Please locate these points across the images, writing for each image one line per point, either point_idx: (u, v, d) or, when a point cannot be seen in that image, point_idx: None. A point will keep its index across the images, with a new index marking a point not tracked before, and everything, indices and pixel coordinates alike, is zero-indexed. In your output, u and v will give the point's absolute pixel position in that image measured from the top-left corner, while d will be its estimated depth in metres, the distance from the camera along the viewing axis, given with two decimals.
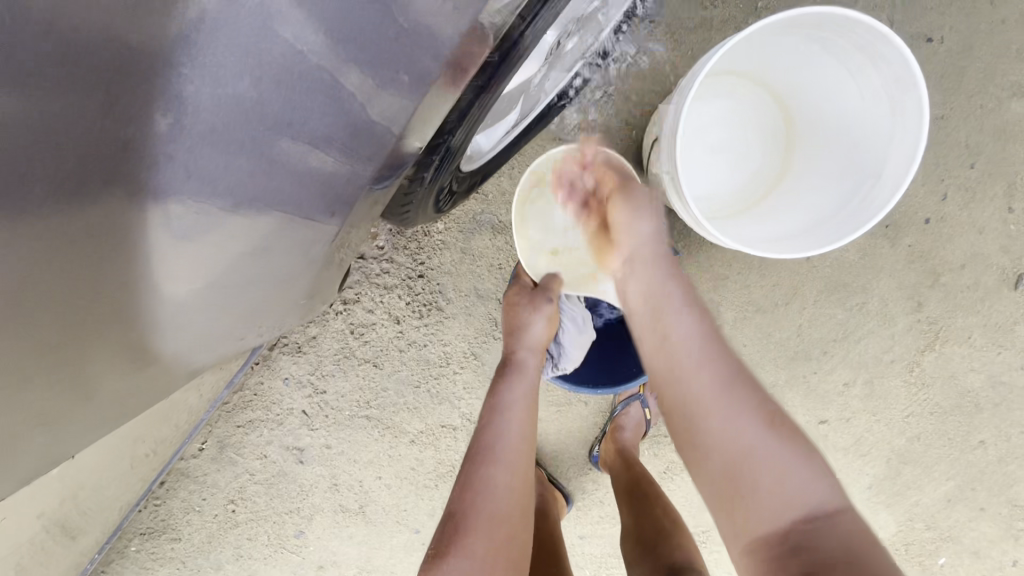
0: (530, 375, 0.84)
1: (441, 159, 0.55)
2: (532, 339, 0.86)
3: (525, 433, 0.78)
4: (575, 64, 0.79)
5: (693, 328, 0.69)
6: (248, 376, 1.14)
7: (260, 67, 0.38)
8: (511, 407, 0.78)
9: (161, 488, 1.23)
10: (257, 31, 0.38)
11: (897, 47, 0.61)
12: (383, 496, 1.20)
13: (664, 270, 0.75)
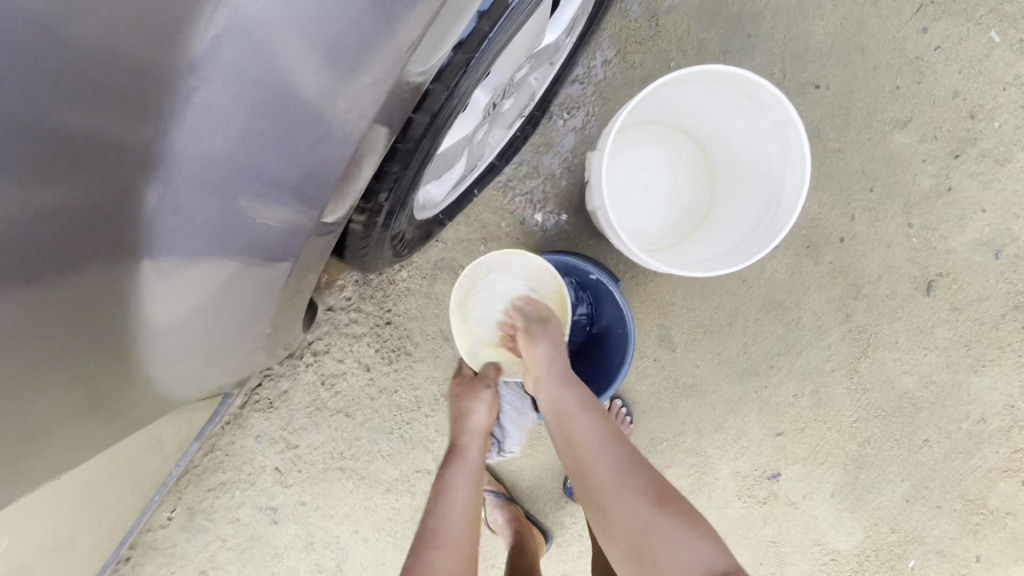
0: (473, 460, 0.80)
1: (391, 208, 0.63)
2: (478, 422, 0.85)
3: (471, 514, 0.73)
4: (513, 123, 0.90)
5: (597, 427, 0.74)
6: (219, 436, 1.14)
7: (234, 125, 0.40)
8: (456, 488, 0.74)
9: (127, 565, 1.18)
10: (233, 91, 0.39)
11: (773, 94, 0.73)
12: (361, 550, 1.18)
13: (573, 388, 0.78)
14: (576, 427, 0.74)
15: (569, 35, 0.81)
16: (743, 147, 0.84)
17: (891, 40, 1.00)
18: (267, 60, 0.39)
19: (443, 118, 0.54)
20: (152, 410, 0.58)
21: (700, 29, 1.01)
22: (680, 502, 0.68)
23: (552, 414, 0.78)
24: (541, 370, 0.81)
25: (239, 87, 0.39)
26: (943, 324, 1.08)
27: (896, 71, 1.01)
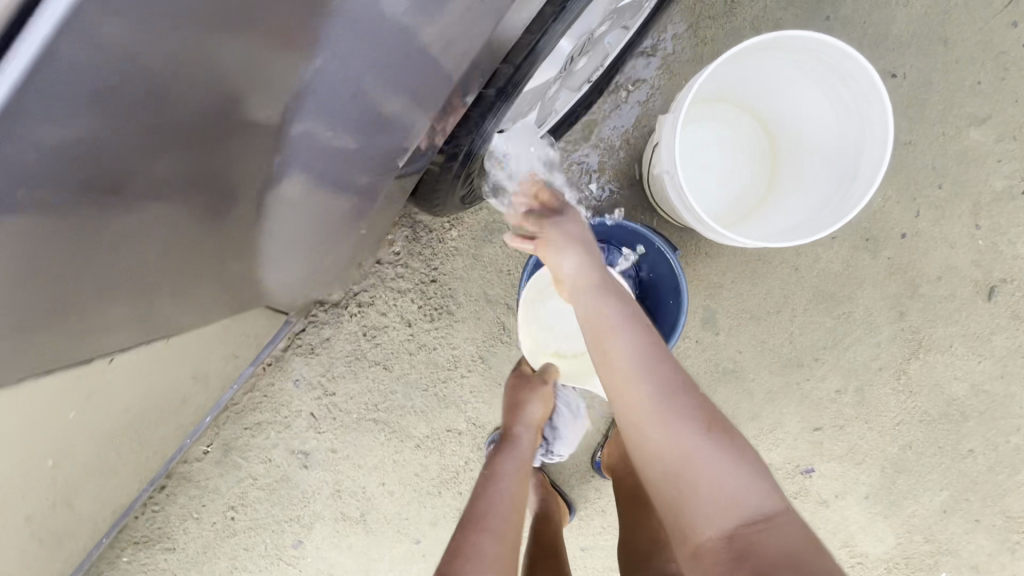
0: (523, 451, 0.89)
1: (470, 149, 0.65)
2: (530, 415, 0.94)
3: (516, 500, 0.78)
4: (582, 86, 0.90)
5: (632, 340, 0.68)
6: (259, 376, 1.17)
7: (368, 69, 0.48)
8: (506, 475, 0.82)
9: (162, 493, 1.22)
10: (369, 40, 0.46)
11: (863, 64, 0.71)
12: (386, 503, 1.20)
13: (607, 296, 0.72)
14: (611, 354, 0.68)
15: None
16: (818, 125, 0.83)
17: (976, 32, 0.97)
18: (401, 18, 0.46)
19: (535, 56, 0.57)
20: (220, 279, 0.63)
21: (776, 8, 0.99)
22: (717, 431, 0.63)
23: (586, 331, 0.72)
24: (579, 272, 0.75)
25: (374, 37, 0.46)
26: (1001, 332, 1.04)
27: (979, 65, 0.97)
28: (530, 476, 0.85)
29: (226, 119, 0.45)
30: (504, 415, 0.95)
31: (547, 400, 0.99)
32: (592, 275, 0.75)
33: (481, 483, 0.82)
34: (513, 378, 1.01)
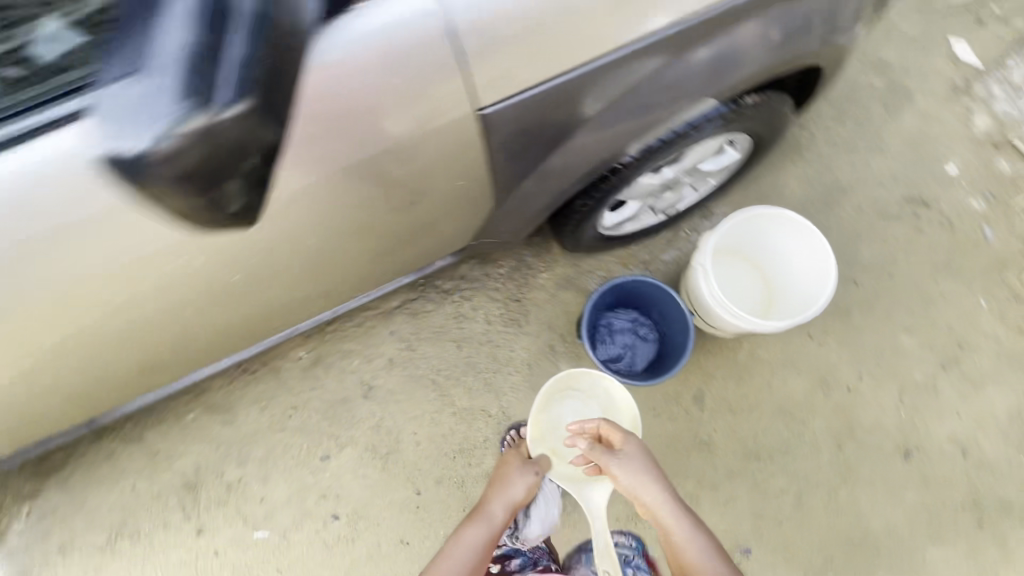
0: (495, 523, 1.09)
1: (595, 190, 1.17)
2: (510, 497, 1.13)
3: (475, 563, 1.02)
4: (662, 213, 1.44)
5: (687, 528, 0.94)
6: (368, 318, 1.58)
7: (632, 114, 0.97)
8: (473, 543, 1.05)
9: (249, 375, 1.55)
10: (644, 105, 0.97)
11: (819, 236, 1.23)
12: (409, 450, 1.49)
13: (660, 490, 0.98)
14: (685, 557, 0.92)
15: (716, 177, 1.39)
16: (794, 270, 1.33)
17: (915, 277, 1.49)
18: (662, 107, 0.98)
19: (651, 155, 1.11)
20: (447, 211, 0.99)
21: None
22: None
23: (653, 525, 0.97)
24: (633, 481, 1.00)
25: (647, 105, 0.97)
26: (913, 488, 1.36)
27: (914, 297, 1.47)
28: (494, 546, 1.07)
29: (591, 100, 0.91)
30: (486, 488, 1.15)
31: (530, 485, 1.17)
32: (659, 505, 0.97)
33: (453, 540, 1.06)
34: (507, 458, 1.23)
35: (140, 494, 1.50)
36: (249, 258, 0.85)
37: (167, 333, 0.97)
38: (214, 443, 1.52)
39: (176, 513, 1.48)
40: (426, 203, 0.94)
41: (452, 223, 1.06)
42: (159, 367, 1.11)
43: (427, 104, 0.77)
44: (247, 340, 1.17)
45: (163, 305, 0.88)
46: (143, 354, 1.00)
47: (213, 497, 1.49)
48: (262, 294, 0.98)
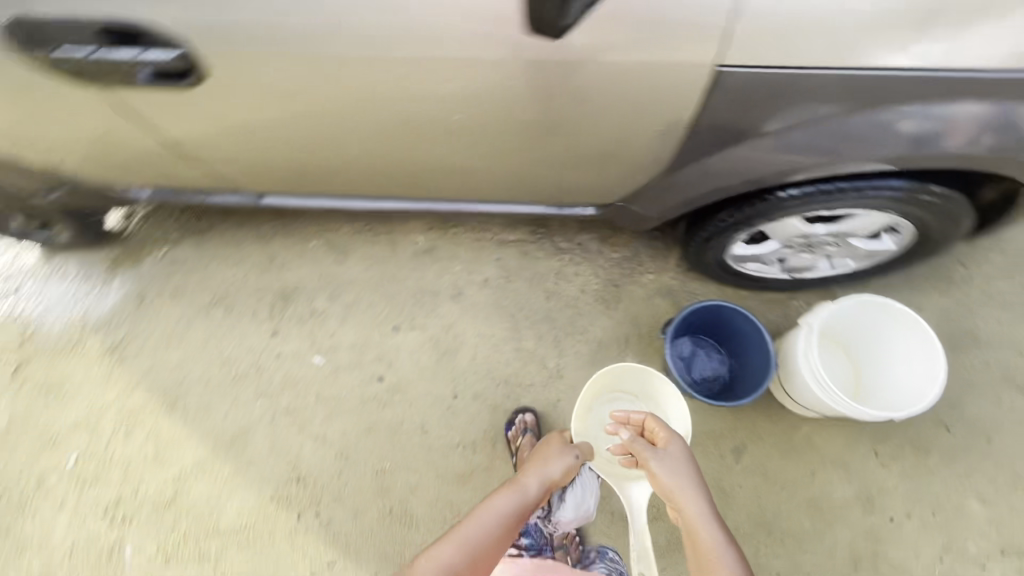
0: (528, 496, 1.18)
1: (750, 205, 1.23)
2: (547, 473, 1.22)
3: (503, 522, 1.11)
4: (791, 272, 1.45)
5: (711, 526, 0.99)
6: (486, 238, 1.74)
7: (826, 140, 1.03)
8: (504, 504, 1.14)
9: (372, 236, 1.76)
10: (842, 137, 1.02)
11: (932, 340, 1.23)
12: (465, 359, 1.62)
13: (694, 491, 1.04)
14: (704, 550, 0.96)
15: (859, 260, 1.40)
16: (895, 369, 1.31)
17: (1013, 455, 1.41)
18: (857, 148, 1.03)
19: (818, 194, 1.15)
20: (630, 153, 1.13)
21: None
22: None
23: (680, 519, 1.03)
24: (669, 475, 1.07)
25: (845, 138, 1.02)
26: None
27: (1002, 473, 1.40)
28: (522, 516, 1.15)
29: (798, 104, 0.99)
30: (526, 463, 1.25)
31: (568, 467, 1.26)
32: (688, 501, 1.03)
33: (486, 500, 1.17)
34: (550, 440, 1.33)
35: (246, 282, 1.74)
36: (460, 100, 0.99)
37: (358, 143, 1.12)
38: (319, 273, 1.74)
39: (265, 311, 1.71)
40: (619, 135, 1.08)
41: (612, 168, 1.19)
42: (329, 178, 1.30)
43: (682, 42, 0.89)
44: (403, 189, 1.34)
45: (377, 115, 1.03)
46: (337, 157, 1.18)
47: (299, 313, 1.70)
48: (438, 145, 1.12)
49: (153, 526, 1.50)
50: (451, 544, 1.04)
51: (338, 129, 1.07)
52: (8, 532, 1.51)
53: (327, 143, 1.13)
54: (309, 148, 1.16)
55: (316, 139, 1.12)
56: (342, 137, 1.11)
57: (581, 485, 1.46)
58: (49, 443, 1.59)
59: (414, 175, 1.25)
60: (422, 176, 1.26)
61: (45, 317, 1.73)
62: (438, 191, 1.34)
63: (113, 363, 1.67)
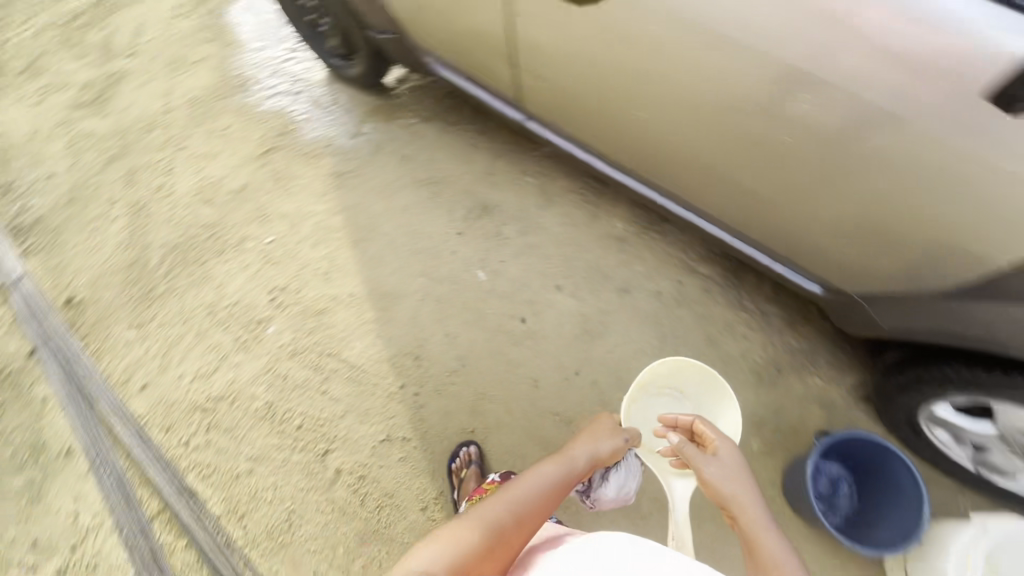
0: (574, 468, 1.17)
1: (1004, 373, 1.10)
2: (596, 449, 1.22)
3: (550, 492, 1.11)
4: (985, 466, 1.28)
5: (773, 535, 0.94)
6: (678, 256, 1.73)
7: None
8: (550, 473, 1.13)
9: (580, 198, 1.83)
10: None
11: None
12: (601, 347, 1.64)
13: (750, 498, 1.01)
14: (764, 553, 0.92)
15: None
16: None
17: None
18: None
19: None
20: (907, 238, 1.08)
21: None
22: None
23: (738, 523, 0.99)
24: (723, 479, 1.03)
25: None
26: None
27: None
28: (568, 487, 1.15)
29: None
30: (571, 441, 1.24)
31: (617, 446, 1.25)
32: (745, 504, 1.00)
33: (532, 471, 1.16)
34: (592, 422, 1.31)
35: (459, 178, 1.90)
36: (790, 117, 1.02)
37: (666, 113, 1.19)
38: (519, 204, 1.84)
39: (462, 210, 1.85)
40: (913, 214, 1.03)
41: (871, 244, 1.14)
42: (598, 125, 1.38)
43: None
44: (652, 167, 1.39)
45: (705, 96, 1.09)
46: (626, 110, 1.26)
47: (487, 225, 1.82)
48: (731, 146, 1.16)
49: (294, 321, 1.70)
50: (500, 504, 1.03)
51: (657, 92, 1.15)
52: (201, 263, 1.80)
53: (640, 102, 1.21)
54: (617, 100, 1.25)
55: (631, 94, 1.20)
56: (654, 102, 1.18)
57: (626, 469, 1.44)
58: (260, 216, 1.87)
59: (687, 166, 1.29)
60: (692, 170, 1.30)
61: (305, 124, 2.03)
62: (694, 190, 1.36)
63: (331, 183, 1.91)
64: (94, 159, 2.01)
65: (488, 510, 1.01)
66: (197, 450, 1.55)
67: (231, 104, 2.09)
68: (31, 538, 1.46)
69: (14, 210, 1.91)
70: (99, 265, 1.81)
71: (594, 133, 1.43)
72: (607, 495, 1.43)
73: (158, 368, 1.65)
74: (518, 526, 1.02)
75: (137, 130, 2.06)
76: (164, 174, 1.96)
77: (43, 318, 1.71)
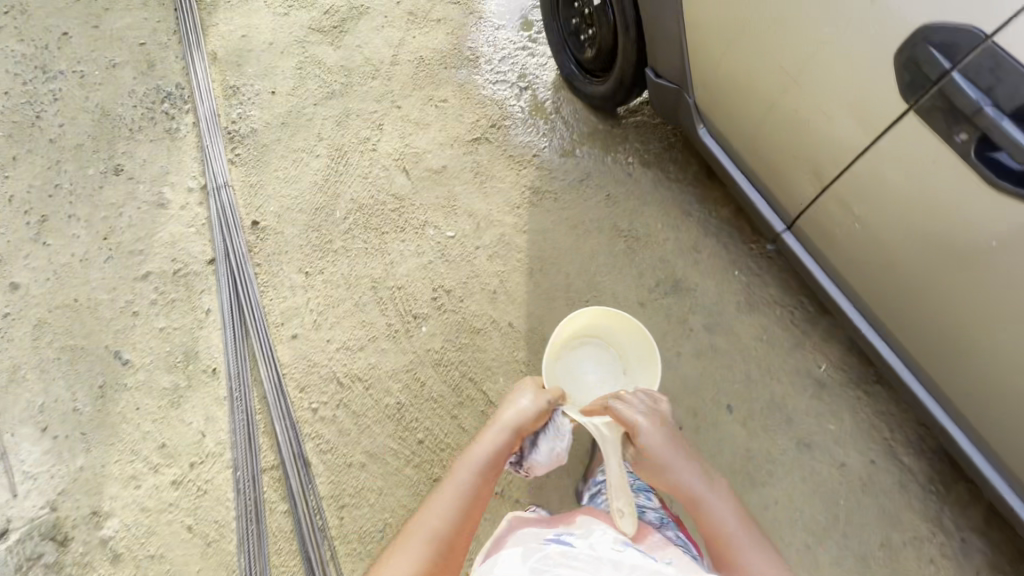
0: (502, 441, 1.18)
1: None
2: (522, 415, 1.23)
3: (484, 472, 1.12)
4: None
5: (720, 503, 1.02)
6: (881, 429, 1.47)
7: None
8: (479, 456, 1.14)
9: (788, 315, 1.58)
10: None
11: None
12: (755, 494, 1.44)
13: (685, 462, 1.07)
14: (716, 529, 0.99)
15: None
16: None
17: None
18: None
19: None
20: None
21: None
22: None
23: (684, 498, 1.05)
24: (658, 449, 1.07)
25: None
26: None
27: None
28: (500, 460, 1.17)
29: None
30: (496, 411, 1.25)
31: (542, 406, 1.26)
32: (692, 483, 1.05)
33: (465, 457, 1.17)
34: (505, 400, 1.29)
35: (659, 241, 1.71)
36: None
37: (1015, 326, 0.95)
38: (715, 296, 1.63)
39: (652, 278, 1.67)
40: None
41: None
42: (838, 230, 1.16)
43: None
44: (880, 297, 1.18)
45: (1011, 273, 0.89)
46: (897, 239, 1.04)
47: (674, 307, 1.63)
48: (1006, 330, 0.96)
49: (448, 329, 1.63)
50: (437, 507, 1.05)
51: (953, 246, 0.94)
52: (380, 232, 1.77)
53: (968, 299, 0.98)
54: (950, 293, 1.01)
55: (961, 287, 0.98)
56: (941, 260, 0.98)
57: (554, 428, 1.36)
58: (448, 207, 1.80)
59: (1016, 393, 1.02)
60: (1021, 400, 1.03)
61: (520, 124, 1.92)
62: (1006, 420, 1.08)
63: (527, 197, 1.80)
64: (314, 88, 2.01)
65: (434, 520, 1.03)
66: (322, 421, 1.54)
67: (455, 77, 2.01)
68: (160, 439, 1.54)
69: (234, 114, 1.97)
70: (290, 198, 1.83)
71: (885, 306, 1.18)
72: (541, 459, 1.36)
73: (312, 323, 1.66)
74: (461, 524, 1.04)
75: (361, 72, 2.04)
76: (373, 128, 1.94)
77: (231, 232, 1.76)
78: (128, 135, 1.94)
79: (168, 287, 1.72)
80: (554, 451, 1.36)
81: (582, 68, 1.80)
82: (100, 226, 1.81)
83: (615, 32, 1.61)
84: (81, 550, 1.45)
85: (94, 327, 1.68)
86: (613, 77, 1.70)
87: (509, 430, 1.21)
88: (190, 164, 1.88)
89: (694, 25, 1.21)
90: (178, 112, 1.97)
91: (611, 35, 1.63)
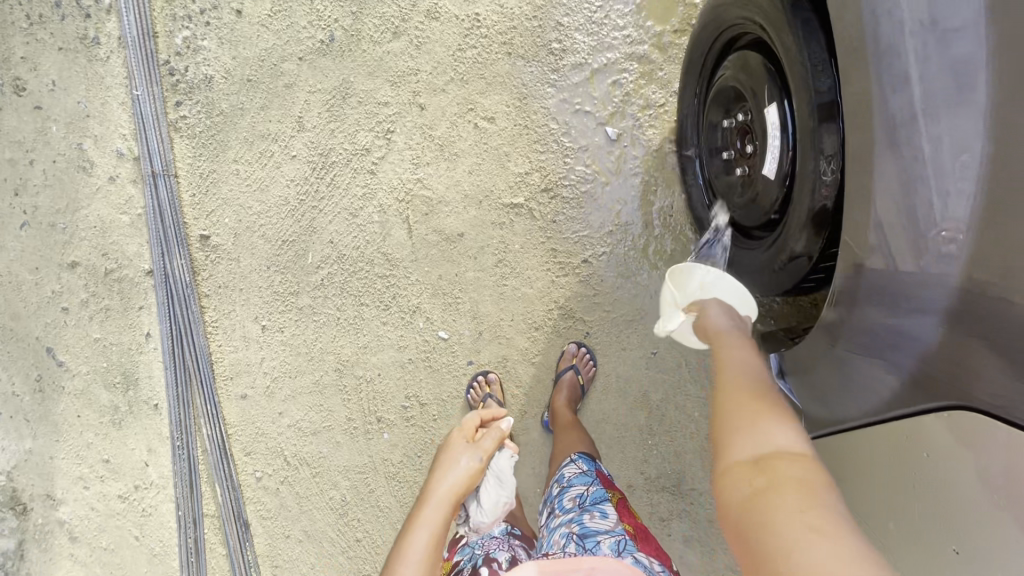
0: (443, 497, 0.95)
1: None
2: (459, 458, 1.02)
3: (435, 543, 0.87)
4: None
5: (746, 357, 0.81)
6: None
7: None
8: (412, 555, 0.84)
9: None
10: None
11: None
12: None
13: (725, 325, 0.90)
14: (732, 369, 0.79)
15: None
16: None
17: None
18: None
19: None
20: None
21: None
22: (816, 495, 0.56)
23: (719, 360, 0.83)
24: (723, 327, 0.89)
25: None
26: None
27: None
28: (444, 527, 0.91)
29: None
30: (433, 473, 1.00)
31: (476, 473, 1.00)
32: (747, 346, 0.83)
33: (399, 543, 0.88)
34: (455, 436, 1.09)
35: (685, 430, 1.36)
36: None
37: None
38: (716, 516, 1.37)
39: (656, 469, 1.38)
40: None
41: None
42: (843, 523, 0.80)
43: None
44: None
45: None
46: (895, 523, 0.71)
47: (664, 507, 1.38)
48: None
49: (412, 448, 1.42)
50: None
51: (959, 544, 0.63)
52: (358, 302, 1.38)
53: None
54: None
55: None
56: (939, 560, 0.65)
57: (499, 478, 1.11)
58: (449, 297, 1.36)
59: None
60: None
61: (583, 200, 1.30)
62: None
63: (552, 318, 1.35)
64: (302, 25, 1.29)
65: None
66: (264, 491, 1.49)
67: (518, 77, 1.27)
68: (104, 454, 1.51)
69: (180, 37, 1.31)
70: (251, 213, 1.36)
71: None
72: (490, 516, 1.07)
73: (265, 388, 1.45)
74: None
75: (378, 16, 1.27)
76: (377, 132, 1.31)
77: (170, 250, 1.37)
78: (26, 27, 1.32)
79: (99, 290, 1.41)
80: (500, 504, 1.09)
81: (716, 202, 1.09)
82: (8, 172, 1.38)
83: (785, 197, 0.85)
84: (39, 522, 1.54)
85: (20, 310, 1.44)
86: (750, 257, 0.96)
87: (448, 506, 0.93)
88: (117, 115, 1.33)
89: (855, 455, 0.75)
90: (97, 11, 1.30)
91: (774, 200, 0.88)
